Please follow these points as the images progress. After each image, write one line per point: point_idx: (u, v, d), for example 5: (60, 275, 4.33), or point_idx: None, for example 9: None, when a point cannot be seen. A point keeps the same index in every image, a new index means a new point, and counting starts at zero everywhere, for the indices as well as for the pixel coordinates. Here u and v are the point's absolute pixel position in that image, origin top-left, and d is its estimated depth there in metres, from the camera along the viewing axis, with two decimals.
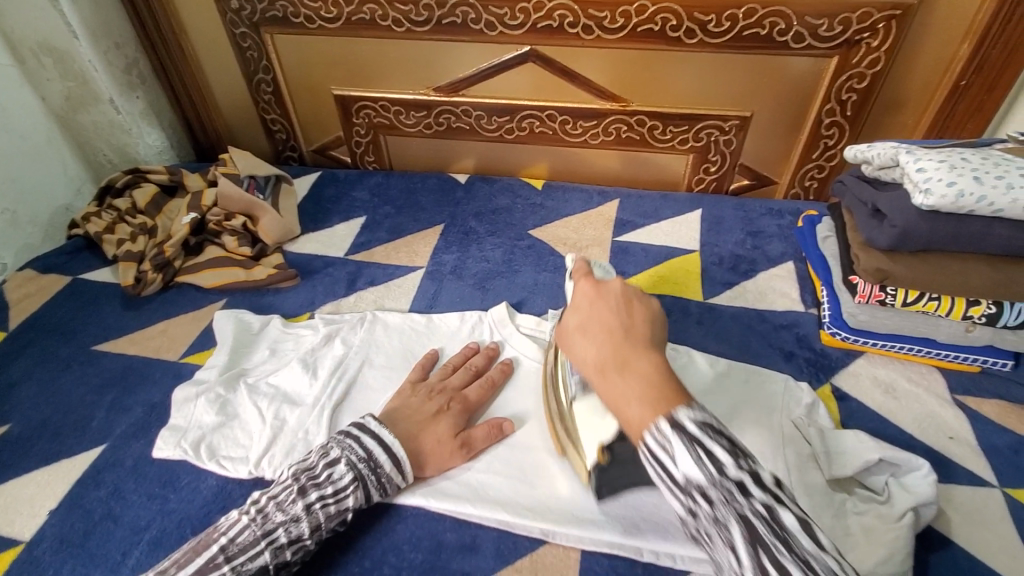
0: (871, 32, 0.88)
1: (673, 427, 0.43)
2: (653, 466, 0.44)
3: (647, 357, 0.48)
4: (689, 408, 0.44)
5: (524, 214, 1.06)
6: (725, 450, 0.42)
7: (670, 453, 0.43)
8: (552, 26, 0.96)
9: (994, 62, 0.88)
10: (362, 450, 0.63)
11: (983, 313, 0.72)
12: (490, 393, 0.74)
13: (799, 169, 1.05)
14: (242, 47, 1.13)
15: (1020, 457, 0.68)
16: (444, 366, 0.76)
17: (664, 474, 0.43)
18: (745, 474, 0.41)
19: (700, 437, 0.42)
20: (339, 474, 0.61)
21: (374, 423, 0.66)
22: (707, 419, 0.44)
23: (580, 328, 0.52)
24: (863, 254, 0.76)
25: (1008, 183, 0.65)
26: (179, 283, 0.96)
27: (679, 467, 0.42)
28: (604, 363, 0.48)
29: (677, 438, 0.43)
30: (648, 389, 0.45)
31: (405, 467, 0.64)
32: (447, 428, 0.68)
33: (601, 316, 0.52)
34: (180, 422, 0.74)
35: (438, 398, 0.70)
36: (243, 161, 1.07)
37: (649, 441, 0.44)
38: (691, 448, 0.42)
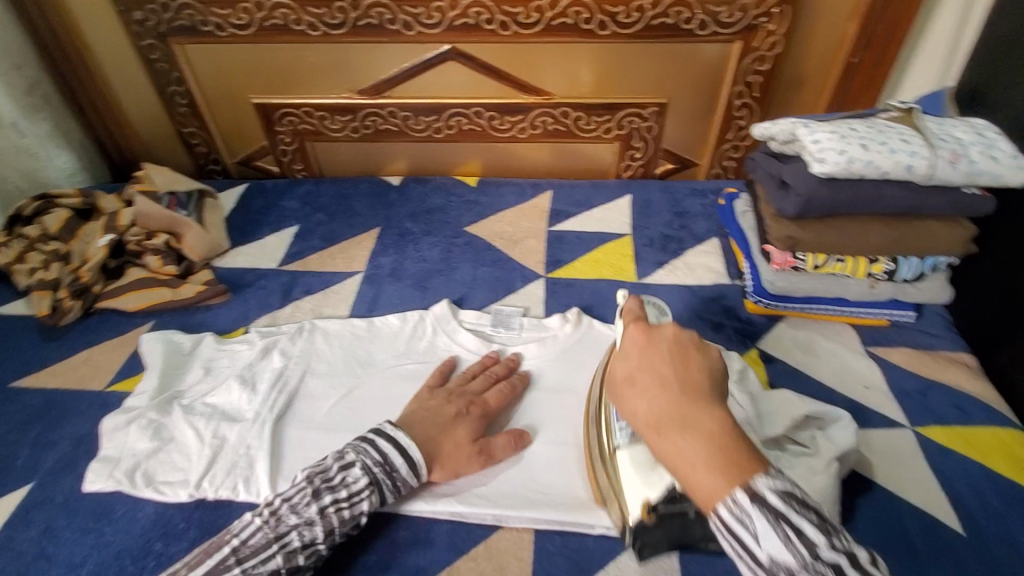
0: (768, 17, 0.94)
1: (754, 500, 0.40)
2: (729, 541, 0.41)
3: (708, 412, 0.44)
4: (768, 475, 0.41)
5: (459, 212, 1.07)
6: (814, 527, 0.39)
7: (751, 529, 0.39)
8: (468, 24, 0.98)
9: (879, 39, 0.95)
10: (377, 454, 0.62)
11: (883, 269, 0.80)
12: (511, 400, 0.73)
13: (717, 150, 1.11)
14: (150, 59, 1.08)
15: (926, 397, 0.75)
16: (463, 372, 0.74)
17: (743, 552, 0.40)
18: (840, 556, 0.38)
19: (786, 512, 0.39)
20: (353, 478, 0.60)
21: (390, 427, 0.64)
22: (790, 489, 0.41)
23: (629, 379, 0.48)
24: (774, 224, 0.81)
25: (891, 147, 0.71)
26: (101, 308, 0.92)
27: (763, 547, 0.39)
28: (659, 421, 0.44)
29: (758, 512, 0.40)
30: (718, 453, 0.42)
31: (422, 470, 0.62)
32: (468, 434, 0.66)
33: (654, 366, 0.48)
34: (112, 452, 0.70)
35: (457, 401, 0.69)
36: (160, 177, 1.02)
37: (723, 512, 0.40)
38: (776, 524, 0.39)
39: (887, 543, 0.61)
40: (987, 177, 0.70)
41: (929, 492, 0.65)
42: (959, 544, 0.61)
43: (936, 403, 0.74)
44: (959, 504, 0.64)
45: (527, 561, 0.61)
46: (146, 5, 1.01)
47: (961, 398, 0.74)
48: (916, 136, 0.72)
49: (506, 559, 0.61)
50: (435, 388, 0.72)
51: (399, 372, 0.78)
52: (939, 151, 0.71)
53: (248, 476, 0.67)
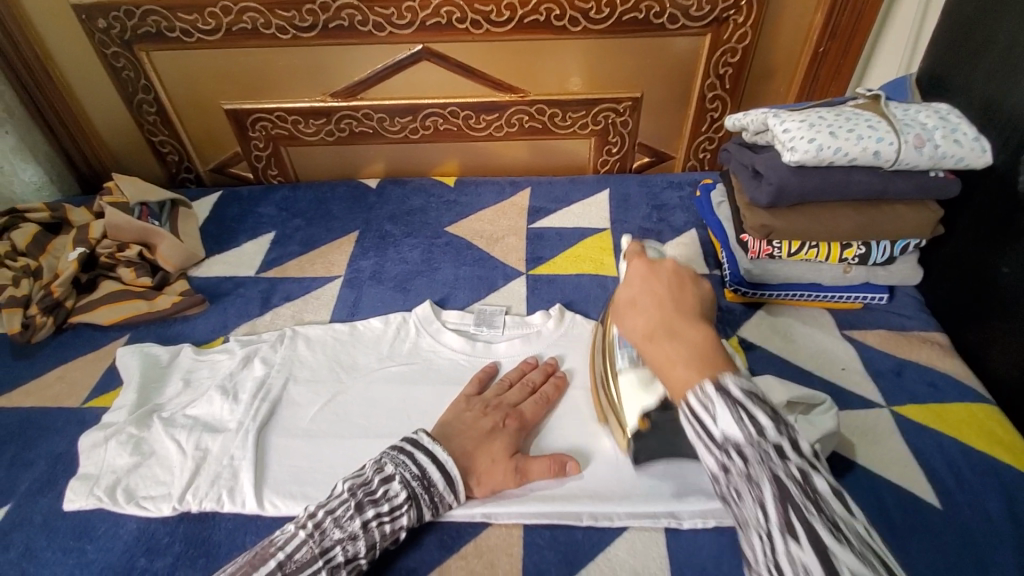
0: (735, 9, 0.95)
1: (718, 389, 0.41)
2: (692, 424, 0.42)
3: (698, 328, 0.46)
4: (737, 374, 0.42)
5: (438, 212, 1.07)
6: (767, 415, 0.40)
7: (711, 411, 0.41)
8: (440, 23, 0.97)
9: (844, 28, 0.97)
10: (415, 467, 0.61)
11: (855, 254, 0.81)
12: (546, 409, 0.71)
13: (692, 142, 1.12)
14: (116, 67, 1.06)
15: (901, 377, 0.76)
16: (500, 382, 0.73)
17: (703, 436, 0.42)
18: (785, 438, 0.39)
19: (745, 401, 0.40)
20: (394, 492, 0.59)
21: (428, 438, 0.64)
22: (754, 388, 0.42)
23: (631, 299, 0.51)
24: (749, 213, 0.82)
25: (858, 134, 0.73)
26: (74, 324, 0.89)
27: (718, 425, 0.41)
28: (652, 329, 0.47)
29: (720, 399, 0.41)
30: (698, 354, 0.44)
31: (458, 486, 0.62)
32: (505, 449, 0.65)
33: (654, 286, 0.51)
34: (91, 470, 0.69)
35: (494, 414, 0.68)
36: (131, 187, 1.00)
37: (691, 399, 0.42)
38: (733, 408, 0.40)
39: (870, 520, 0.62)
40: (951, 160, 0.72)
41: (907, 468, 0.67)
42: (937, 519, 0.62)
43: (911, 382, 0.76)
44: (936, 479, 0.66)
45: (517, 557, 0.61)
46: (109, 12, 0.99)
47: (935, 377, 0.76)
48: (882, 122, 0.74)
49: (497, 556, 0.61)
50: (472, 398, 0.71)
51: (385, 375, 0.78)
52: (904, 137, 0.72)
53: (233, 487, 0.66)
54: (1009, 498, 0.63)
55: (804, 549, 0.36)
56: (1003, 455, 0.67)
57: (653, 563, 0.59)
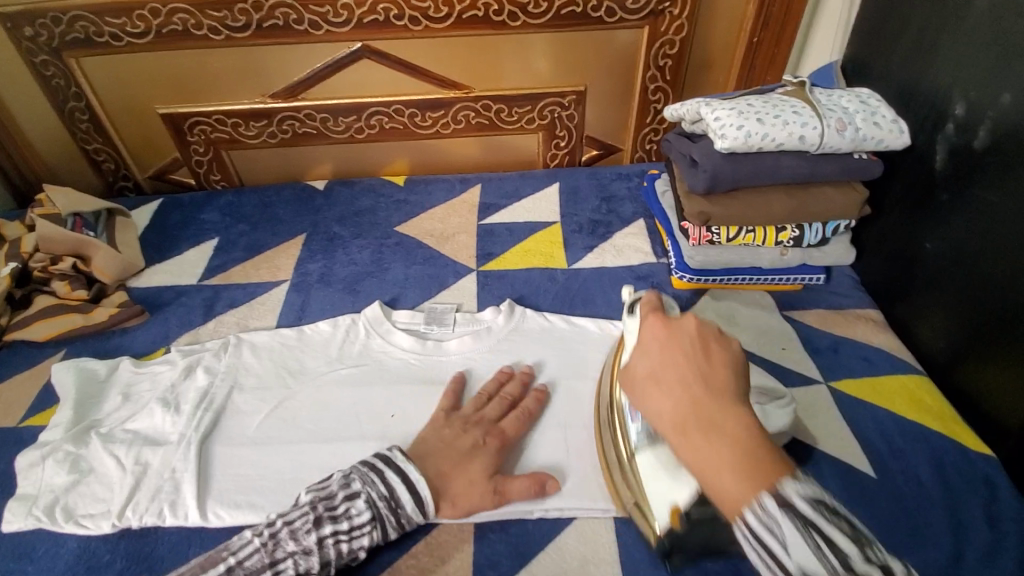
0: (671, 2, 0.97)
1: (782, 507, 0.38)
2: (758, 550, 0.39)
3: (736, 415, 0.43)
4: (799, 482, 0.39)
5: (388, 212, 1.06)
6: (845, 537, 0.37)
7: (780, 536, 0.38)
8: (378, 21, 0.96)
9: (775, 18, 1.00)
10: (385, 487, 0.59)
11: (790, 237, 0.83)
12: (528, 425, 0.69)
13: (638, 134, 1.14)
14: (45, 75, 1.02)
15: (837, 353, 0.79)
16: (479, 395, 0.71)
17: (771, 560, 0.38)
18: (875, 567, 0.36)
19: (814, 518, 0.37)
20: (357, 510, 0.58)
21: (401, 456, 0.62)
22: (819, 494, 0.39)
23: (656, 379, 0.47)
24: (687, 201, 0.84)
25: (784, 120, 0.75)
26: (8, 342, 0.86)
27: (791, 555, 0.37)
28: (684, 421, 0.44)
29: (787, 519, 0.38)
30: (741, 454, 0.41)
31: (428, 505, 0.60)
32: (483, 469, 0.63)
33: (678, 364, 0.47)
34: (29, 490, 0.66)
35: (474, 431, 0.66)
36: (62, 198, 0.96)
37: (750, 518, 0.39)
38: (805, 531, 0.37)
39: None
40: (872, 142, 0.75)
41: (845, 438, 0.69)
42: (870, 487, 0.65)
43: (847, 358, 0.79)
44: (871, 448, 0.68)
45: (468, 554, 0.61)
46: (36, 19, 0.95)
47: (869, 352, 0.79)
48: (807, 107, 0.77)
49: (448, 554, 0.61)
50: (452, 416, 0.69)
51: (334, 379, 0.77)
52: (827, 121, 0.75)
53: (176, 500, 0.64)
54: (935, 461, 0.67)
55: None
56: (931, 422, 0.70)
57: (602, 549, 0.60)
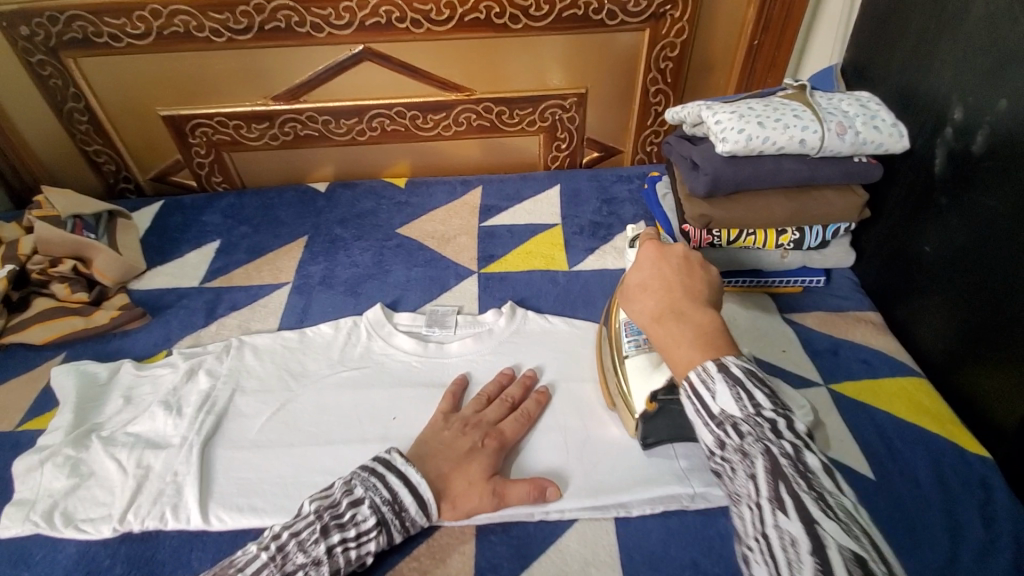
0: (672, 5, 0.97)
1: (719, 368, 0.46)
2: (692, 399, 0.47)
3: (705, 313, 0.51)
4: (739, 357, 0.47)
5: (389, 214, 1.06)
6: (765, 395, 0.45)
7: (711, 388, 0.46)
8: (380, 23, 0.96)
9: (776, 21, 1.00)
10: (386, 491, 0.59)
11: (790, 240, 0.84)
12: (526, 428, 0.69)
13: (639, 136, 1.14)
14: (43, 75, 1.01)
15: (837, 355, 0.80)
16: (479, 398, 0.71)
17: (701, 408, 0.46)
18: (780, 416, 0.43)
19: (743, 379, 0.45)
20: (362, 516, 0.57)
21: (401, 460, 0.62)
22: (752, 368, 0.47)
23: (643, 286, 0.56)
24: (689, 204, 0.84)
25: (785, 123, 0.75)
26: (6, 345, 0.86)
27: (717, 401, 0.45)
28: (661, 312, 0.53)
29: (721, 376, 0.46)
30: (700, 334, 0.50)
31: (431, 508, 0.60)
32: (482, 471, 0.63)
33: (662, 274, 0.56)
34: (27, 495, 0.66)
35: (473, 433, 0.66)
36: (61, 200, 0.96)
37: (692, 375, 0.47)
38: (732, 385, 0.45)
39: None
40: (872, 145, 0.76)
41: (845, 442, 0.69)
42: (870, 489, 0.65)
43: (846, 361, 0.79)
44: (870, 451, 0.68)
45: (469, 556, 0.61)
46: (32, 18, 0.95)
47: (868, 354, 0.80)
48: (807, 111, 0.77)
49: (451, 557, 0.61)
50: (451, 417, 0.69)
51: (337, 381, 0.77)
52: (827, 125, 0.75)
53: (176, 503, 0.64)
54: (933, 463, 0.67)
55: (789, 518, 0.39)
56: (929, 425, 0.71)
57: (603, 551, 0.61)
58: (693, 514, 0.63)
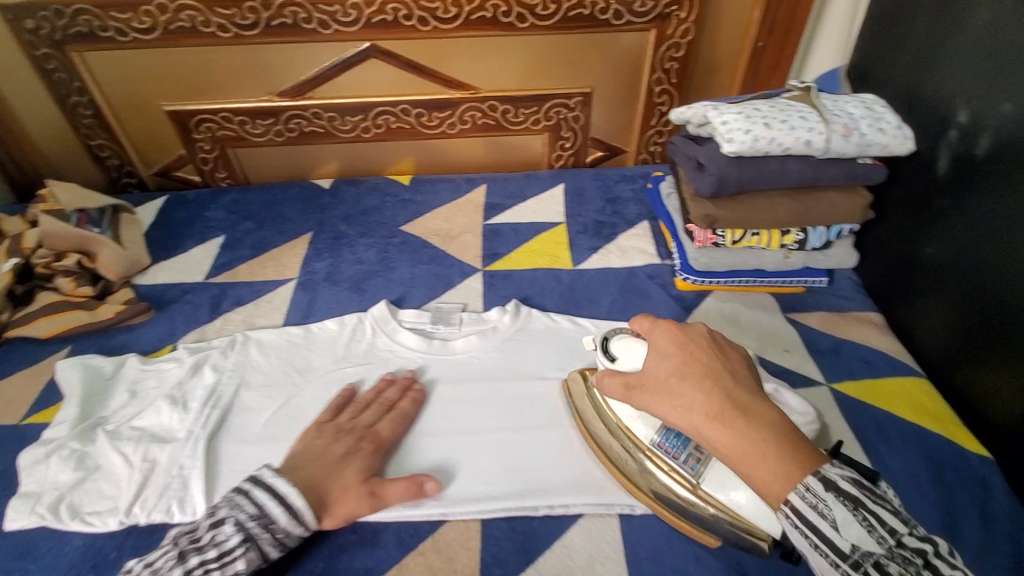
0: (678, 5, 0.98)
1: (826, 485, 0.44)
2: (806, 533, 0.44)
3: (767, 405, 0.50)
4: (837, 466, 0.46)
5: (394, 211, 1.06)
6: (889, 512, 0.44)
7: (830, 515, 0.44)
8: (387, 20, 0.96)
9: (781, 23, 1.01)
10: (252, 506, 0.58)
11: (794, 240, 0.84)
12: (403, 426, 0.70)
13: (643, 136, 1.15)
14: (47, 69, 1.01)
15: (838, 355, 0.80)
16: (357, 403, 0.71)
17: (822, 541, 0.44)
18: (922, 541, 0.43)
19: (860, 499, 0.44)
20: (224, 536, 0.56)
21: (269, 473, 0.61)
22: (855, 475, 0.46)
23: (678, 377, 0.54)
24: (693, 204, 0.84)
25: (791, 125, 0.76)
26: (10, 338, 0.85)
27: (843, 535, 0.43)
28: (719, 410, 0.50)
29: (837, 501, 0.44)
30: (778, 434, 0.48)
31: (305, 516, 0.58)
32: (355, 474, 0.62)
33: (700, 365, 0.54)
34: (33, 487, 0.66)
35: (346, 439, 0.66)
36: (67, 194, 0.96)
37: (796, 498, 0.45)
38: (852, 508, 0.44)
39: None
40: (877, 147, 0.76)
41: (848, 443, 0.70)
42: None
43: (848, 360, 0.80)
44: (871, 450, 0.69)
45: (474, 550, 0.61)
46: (38, 11, 0.95)
47: (869, 354, 0.80)
48: (814, 113, 0.77)
49: (455, 550, 0.61)
50: (323, 425, 0.67)
51: (340, 377, 0.77)
52: (833, 126, 0.76)
53: (183, 496, 0.64)
54: (933, 462, 0.68)
55: None
56: (929, 424, 0.71)
57: (608, 547, 0.61)
58: None
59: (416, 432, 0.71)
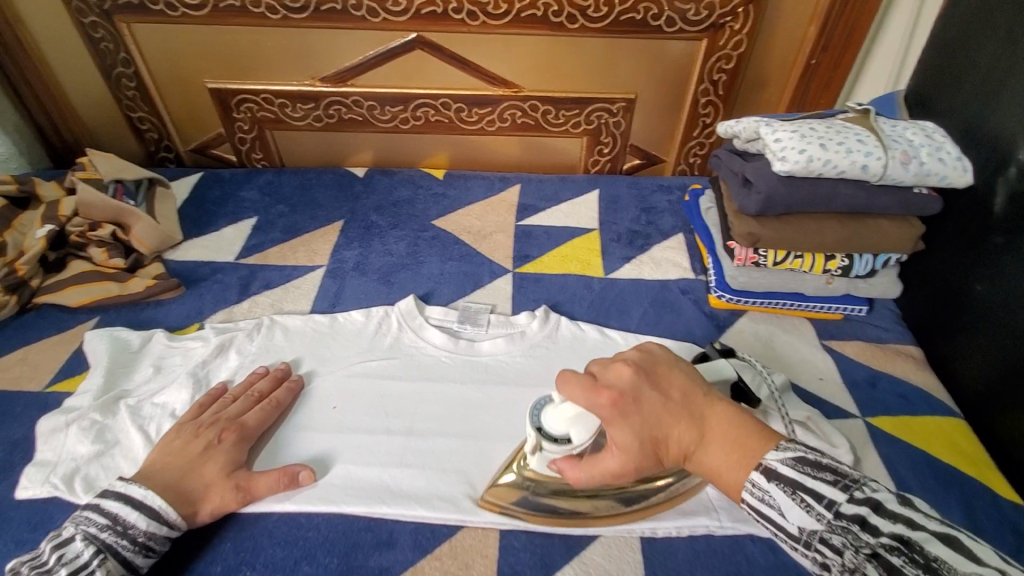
0: (732, 16, 0.96)
1: (769, 477, 0.48)
2: (766, 525, 0.48)
3: (718, 417, 0.53)
4: (779, 451, 0.49)
5: (426, 205, 1.05)
6: (828, 484, 0.46)
7: (775, 504, 0.47)
8: (436, 12, 0.95)
9: (837, 41, 0.98)
10: (103, 518, 0.56)
11: (838, 266, 0.82)
12: (274, 415, 0.69)
13: (683, 147, 1.13)
14: (94, 37, 1.01)
15: (876, 388, 0.77)
16: (223, 398, 0.69)
17: (778, 529, 0.47)
18: (861, 505, 0.44)
19: (801, 481, 0.46)
20: (73, 553, 0.53)
21: (120, 483, 0.59)
22: (800, 455, 0.48)
23: (648, 440, 0.53)
24: (736, 221, 0.82)
25: (848, 147, 0.74)
26: (39, 304, 0.86)
27: (791, 519, 0.46)
28: (690, 449, 0.53)
29: (778, 490, 0.47)
30: (738, 443, 0.51)
31: (168, 515, 0.57)
32: (219, 469, 0.61)
33: (657, 409, 0.54)
34: (49, 456, 0.66)
35: (208, 432, 0.64)
36: (105, 164, 0.96)
37: (749, 497, 0.49)
38: (793, 493, 0.46)
39: None
40: (935, 178, 0.74)
41: (880, 479, 0.66)
42: None
43: (885, 394, 0.77)
44: (907, 490, 0.66)
45: (492, 559, 0.60)
46: None
47: (908, 390, 0.77)
48: (871, 137, 0.75)
49: (471, 558, 0.60)
50: (184, 425, 0.65)
51: (363, 370, 0.76)
52: (892, 152, 0.73)
53: None
54: (970, 509, 0.64)
55: None
56: (967, 468, 0.68)
57: (628, 568, 0.59)
58: (722, 539, 0.61)
59: (294, 425, 0.70)
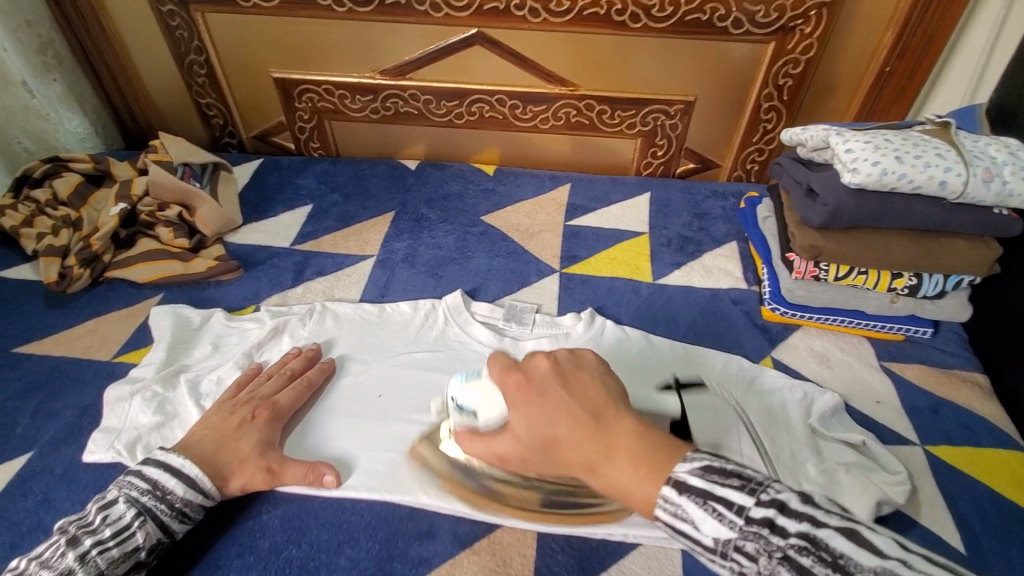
0: (804, 19, 0.92)
1: (677, 488, 0.44)
2: (681, 540, 0.44)
3: (624, 428, 0.49)
4: (687, 461, 0.45)
5: (476, 200, 1.06)
6: (737, 491, 0.42)
7: (686, 516, 0.43)
8: (497, 9, 0.95)
9: (914, 48, 0.93)
10: (144, 483, 0.58)
11: (905, 285, 0.78)
12: (306, 396, 0.71)
13: (741, 152, 1.09)
14: (170, 25, 1.06)
15: (938, 415, 0.73)
16: (259, 375, 0.71)
17: (693, 543, 0.43)
18: (768, 508, 0.41)
19: (710, 491, 0.43)
20: (116, 514, 0.56)
21: (160, 452, 0.61)
22: (709, 462, 0.44)
23: (546, 437, 0.50)
24: (799, 232, 0.79)
25: (926, 162, 0.70)
26: (110, 279, 0.90)
27: (704, 531, 0.42)
28: (592, 462, 0.48)
29: (687, 501, 0.43)
30: (641, 453, 0.47)
31: (203, 485, 0.59)
32: (253, 446, 0.63)
33: (562, 416, 0.50)
34: (113, 423, 0.70)
35: (242, 410, 0.66)
36: (175, 148, 1.01)
37: (661, 514, 0.44)
38: (703, 503, 0.43)
39: None
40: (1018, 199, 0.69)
41: (937, 512, 0.63)
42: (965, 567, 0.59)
43: (947, 422, 0.73)
44: (965, 525, 0.62)
45: (530, 558, 0.60)
46: None
47: (972, 419, 0.73)
48: (952, 151, 0.71)
49: (507, 556, 0.60)
50: (223, 403, 0.68)
51: (410, 361, 0.77)
52: (973, 169, 0.70)
53: None
54: None
55: None
56: None
57: None
58: None
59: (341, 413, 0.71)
